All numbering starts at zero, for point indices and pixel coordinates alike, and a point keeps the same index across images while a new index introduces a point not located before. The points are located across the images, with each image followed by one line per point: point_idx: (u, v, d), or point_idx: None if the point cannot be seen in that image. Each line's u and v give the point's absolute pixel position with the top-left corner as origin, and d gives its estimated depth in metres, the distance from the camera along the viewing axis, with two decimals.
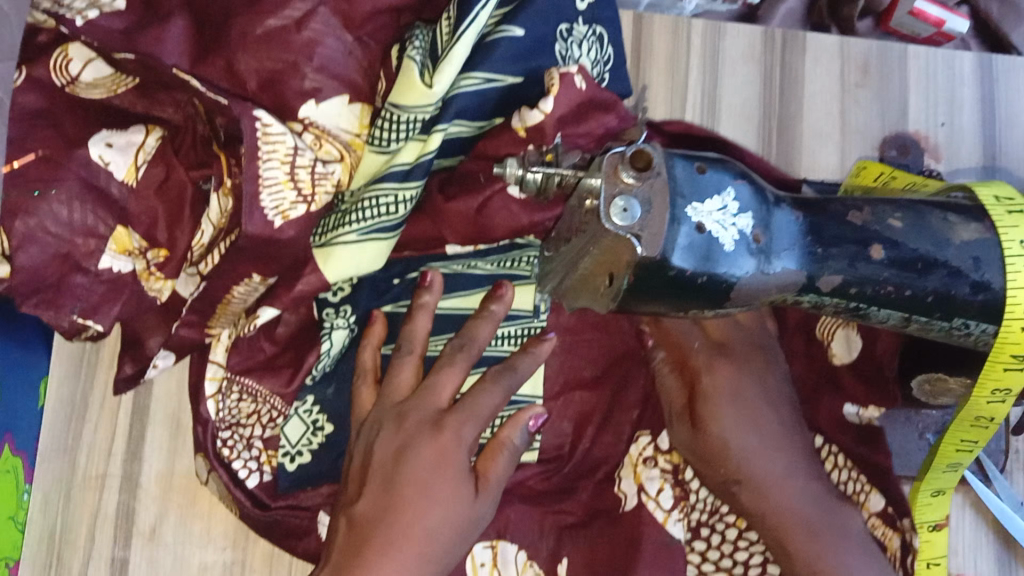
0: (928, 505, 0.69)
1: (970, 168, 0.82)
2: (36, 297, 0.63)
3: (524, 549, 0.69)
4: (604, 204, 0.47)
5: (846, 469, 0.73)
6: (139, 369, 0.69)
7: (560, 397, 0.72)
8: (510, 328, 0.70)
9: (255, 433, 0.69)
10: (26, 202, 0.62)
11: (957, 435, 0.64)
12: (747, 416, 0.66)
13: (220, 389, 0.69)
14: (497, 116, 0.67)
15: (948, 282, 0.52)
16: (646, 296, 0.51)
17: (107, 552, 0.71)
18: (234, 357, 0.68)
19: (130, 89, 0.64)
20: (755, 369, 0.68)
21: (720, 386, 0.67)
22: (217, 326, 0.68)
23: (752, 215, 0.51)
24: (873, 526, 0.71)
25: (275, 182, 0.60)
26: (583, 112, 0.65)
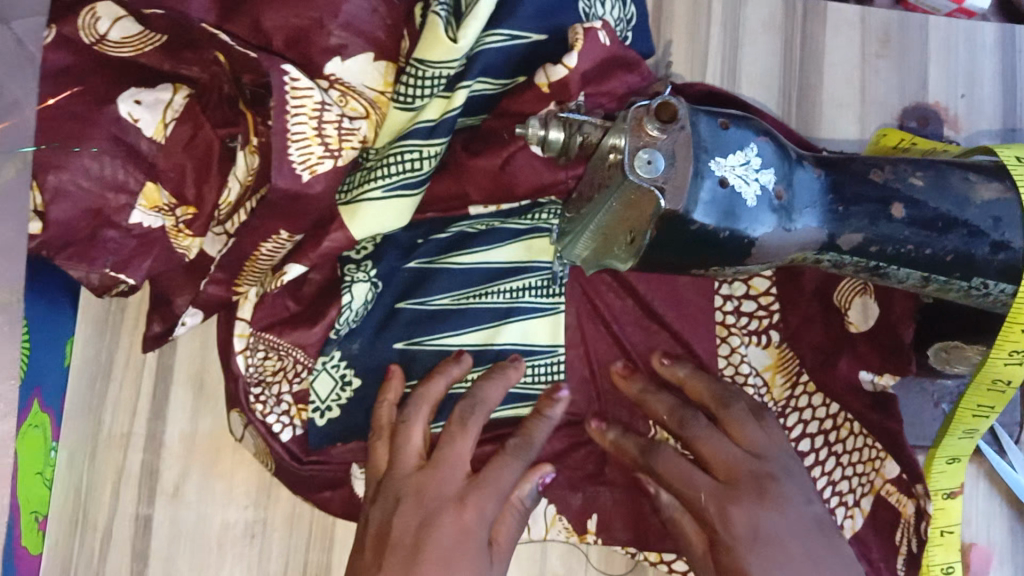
0: (943, 473, 0.73)
1: (990, 130, 0.82)
2: (67, 251, 0.65)
3: (552, 504, 0.73)
4: (628, 156, 0.47)
5: (862, 437, 0.74)
6: (168, 326, 0.71)
7: (576, 352, 0.74)
8: (531, 279, 0.73)
9: (283, 390, 0.70)
10: (60, 156, 0.63)
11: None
12: (782, 561, 0.59)
13: (248, 345, 0.70)
14: (520, 74, 0.68)
15: (968, 243, 0.52)
16: (669, 253, 0.52)
17: (132, 510, 0.72)
18: (260, 314, 0.70)
19: (156, 49, 0.64)
20: (788, 507, 0.62)
21: (740, 533, 0.60)
22: (244, 284, 0.69)
23: (774, 171, 0.51)
24: (889, 492, 0.73)
25: (302, 137, 0.61)
26: (606, 70, 0.67)
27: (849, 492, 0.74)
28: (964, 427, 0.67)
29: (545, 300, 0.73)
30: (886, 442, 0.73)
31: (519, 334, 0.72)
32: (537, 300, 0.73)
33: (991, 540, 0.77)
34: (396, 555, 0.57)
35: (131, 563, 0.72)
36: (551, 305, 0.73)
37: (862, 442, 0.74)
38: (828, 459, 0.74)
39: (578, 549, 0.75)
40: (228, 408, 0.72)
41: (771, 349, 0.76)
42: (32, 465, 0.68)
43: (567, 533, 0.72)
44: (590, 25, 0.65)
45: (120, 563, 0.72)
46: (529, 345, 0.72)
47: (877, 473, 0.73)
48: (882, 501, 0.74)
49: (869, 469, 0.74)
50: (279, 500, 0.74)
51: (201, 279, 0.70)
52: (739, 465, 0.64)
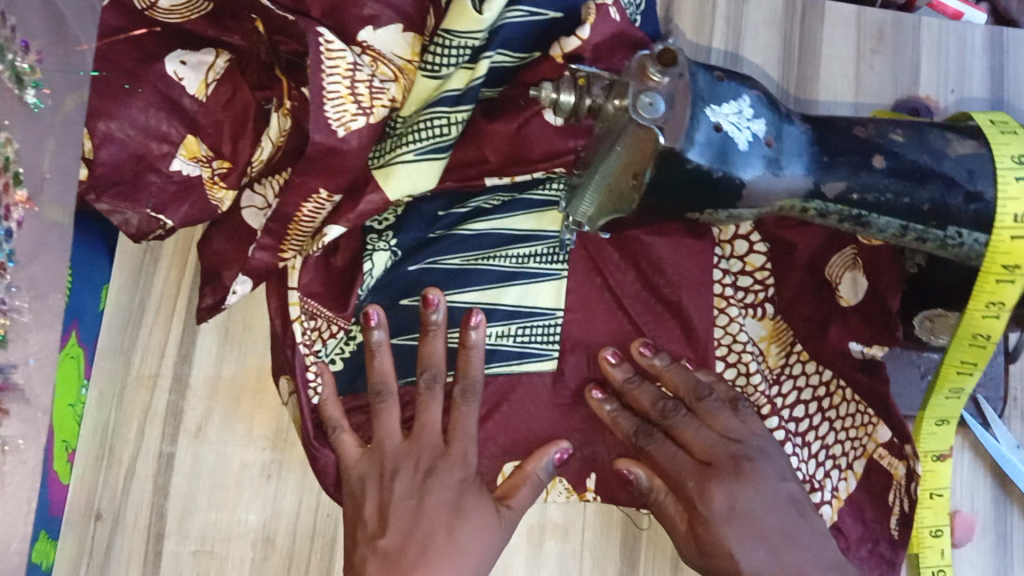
0: (932, 436, 0.77)
1: (979, 98, 0.88)
2: (113, 190, 0.71)
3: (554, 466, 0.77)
4: (632, 99, 0.52)
5: (854, 404, 0.79)
6: (219, 298, 0.76)
7: (579, 315, 0.78)
8: (540, 247, 0.78)
9: (315, 348, 0.76)
10: (112, 105, 0.69)
11: (958, 357, 0.68)
12: (741, 534, 0.68)
13: (301, 312, 0.74)
14: (537, 49, 0.74)
15: (944, 193, 0.57)
16: (670, 194, 0.57)
17: (155, 447, 0.77)
18: (305, 277, 0.74)
19: (202, 16, 0.71)
20: (762, 483, 0.70)
21: (718, 510, 0.68)
22: (289, 252, 0.73)
23: (765, 121, 0.56)
24: (880, 454, 0.78)
25: (337, 95, 0.66)
26: (615, 46, 0.72)
27: (841, 455, 0.79)
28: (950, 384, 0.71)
29: (552, 266, 0.78)
30: (877, 409, 0.78)
31: (526, 295, 0.77)
32: (543, 266, 0.78)
33: (974, 509, 0.81)
34: (402, 511, 0.71)
35: (152, 497, 0.76)
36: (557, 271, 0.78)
37: (851, 408, 0.79)
38: (821, 424, 0.79)
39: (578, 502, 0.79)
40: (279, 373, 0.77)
41: (766, 321, 0.81)
42: (66, 396, 0.73)
43: (567, 493, 0.77)
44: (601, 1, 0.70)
45: (142, 497, 0.76)
46: (534, 307, 0.77)
47: (870, 437, 0.78)
48: (876, 465, 0.78)
49: (861, 433, 0.79)
50: (295, 443, 0.78)
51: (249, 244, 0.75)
52: (714, 447, 0.71)
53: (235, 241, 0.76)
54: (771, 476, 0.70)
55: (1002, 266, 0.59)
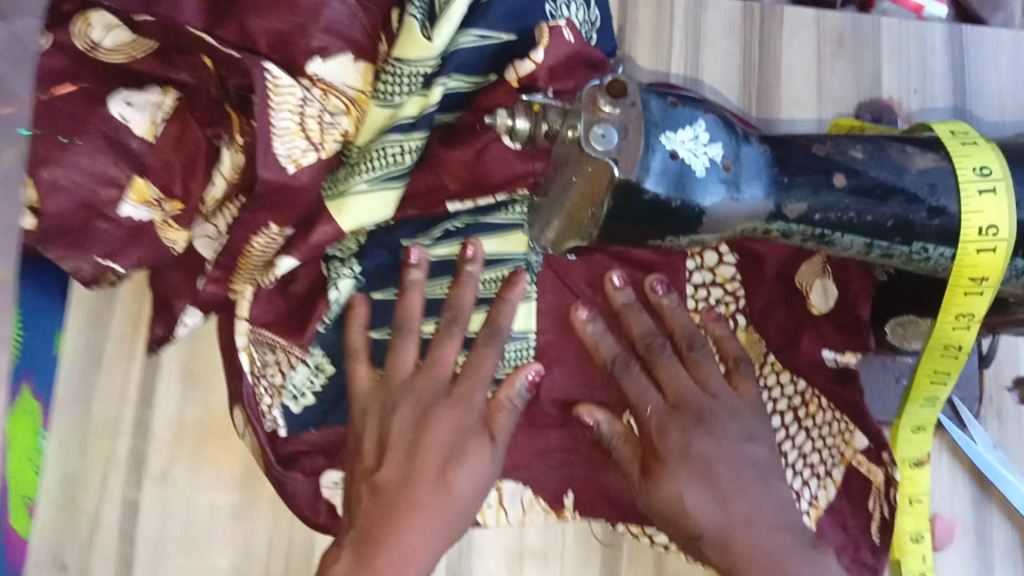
0: (909, 442, 0.75)
1: (941, 109, 0.87)
2: (64, 240, 0.69)
3: (530, 487, 0.75)
4: (583, 130, 0.51)
5: (828, 411, 0.77)
6: (170, 329, 0.74)
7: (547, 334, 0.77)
8: (506, 270, 0.77)
9: (274, 381, 0.73)
10: (58, 152, 0.67)
11: (930, 366, 0.67)
12: (697, 479, 0.66)
13: (251, 343, 0.72)
14: (492, 73, 0.72)
15: (906, 209, 0.56)
16: (627, 222, 0.55)
17: (119, 495, 0.75)
18: (257, 308, 0.72)
19: (148, 54, 0.68)
20: (721, 433, 0.68)
21: (674, 448, 0.67)
22: (240, 283, 0.71)
23: (722, 145, 0.55)
24: (860, 462, 0.76)
25: (286, 131, 0.65)
26: (571, 66, 0.71)
27: (819, 463, 0.77)
28: (925, 394, 0.70)
29: None
30: (852, 415, 0.76)
31: None
32: None
33: (955, 512, 0.80)
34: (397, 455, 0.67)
35: (119, 545, 0.74)
36: (521, 293, 0.76)
37: (829, 415, 0.77)
38: (798, 433, 0.77)
39: (556, 526, 0.77)
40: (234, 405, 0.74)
41: (739, 332, 0.79)
42: (24, 449, 0.70)
43: (546, 512, 0.75)
44: (555, 23, 0.70)
45: (108, 546, 0.74)
46: None
47: (848, 444, 0.76)
48: (855, 471, 0.76)
49: (838, 441, 0.77)
50: (263, 483, 0.76)
51: (200, 277, 0.72)
52: (687, 391, 0.70)
53: (187, 274, 0.74)
54: (737, 435, 0.68)
55: (970, 279, 0.59)
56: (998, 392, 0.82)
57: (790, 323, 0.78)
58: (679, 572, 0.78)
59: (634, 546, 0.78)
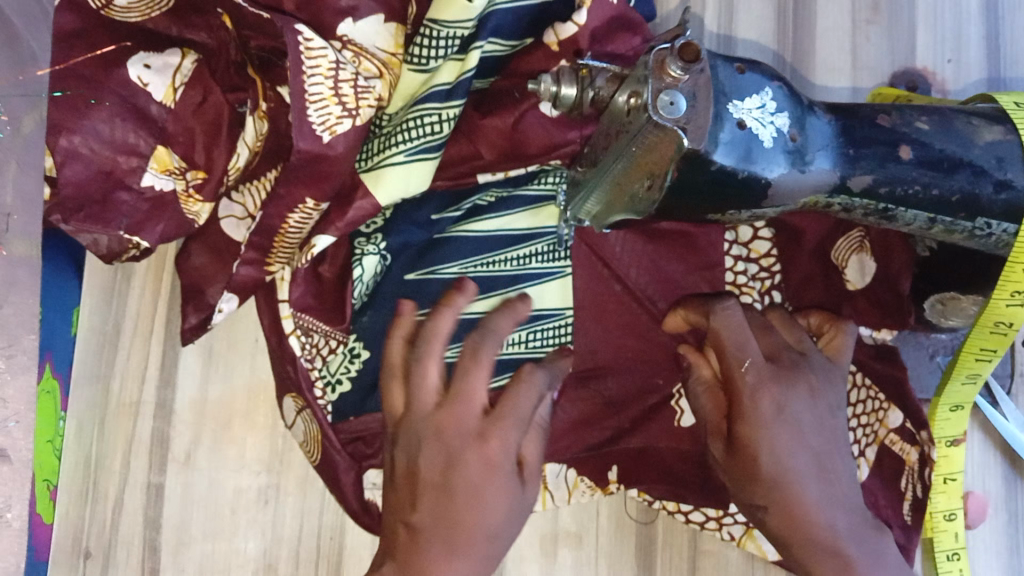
0: (946, 421, 0.75)
1: (977, 81, 0.85)
2: (82, 213, 0.64)
3: (574, 468, 0.74)
4: (650, 97, 0.49)
5: (864, 388, 0.77)
6: (203, 318, 0.69)
7: (588, 309, 0.76)
8: (537, 246, 0.75)
9: (315, 366, 0.71)
10: (73, 118, 0.64)
11: (978, 341, 0.67)
12: (789, 438, 0.56)
13: (296, 326, 0.70)
14: (529, 36, 0.70)
15: (972, 183, 0.54)
16: (688, 195, 0.53)
17: (143, 478, 0.73)
18: (297, 290, 0.70)
19: (163, 13, 0.66)
20: (820, 394, 0.59)
21: (765, 410, 0.57)
22: (275, 264, 0.68)
23: (789, 115, 0.53)
24: (892, 441, 0.75)
25: (320, 97, 0.62)
26: (611, 32, 0.69)
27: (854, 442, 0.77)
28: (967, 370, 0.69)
29: (552, 264, 0.75)
30: (888, 392, 0.75)
31: (530, 299, 0.75)
32: (543, 265, 0.75)
33: (987, 489, 0.80)
34: None
35: (143, 531, 0.72)
36: (558, 268, 0.75)
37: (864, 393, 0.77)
38: None
39: (590, 506, 0.77)
40: (283, 393, 0.72)
41: None
42: (44, 432, 0.68)
43: (592, 490, 0.74)
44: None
45: (132, 531, 0.72)
46: (543, 311, 0.75)
47: (881, 422, 0.76)
48: (888, 450, 0.76)
49: (873, 419, 0.77)
50: (292, 464, 0.74)
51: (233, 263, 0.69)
52: (780, 344, 0.60)
53: (216, 257, 0.70)
54: (829, 397, 0.59)
55: None
56: None
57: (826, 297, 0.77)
58: (712, 550, 0.77)
59: (668, 521, 0.77)
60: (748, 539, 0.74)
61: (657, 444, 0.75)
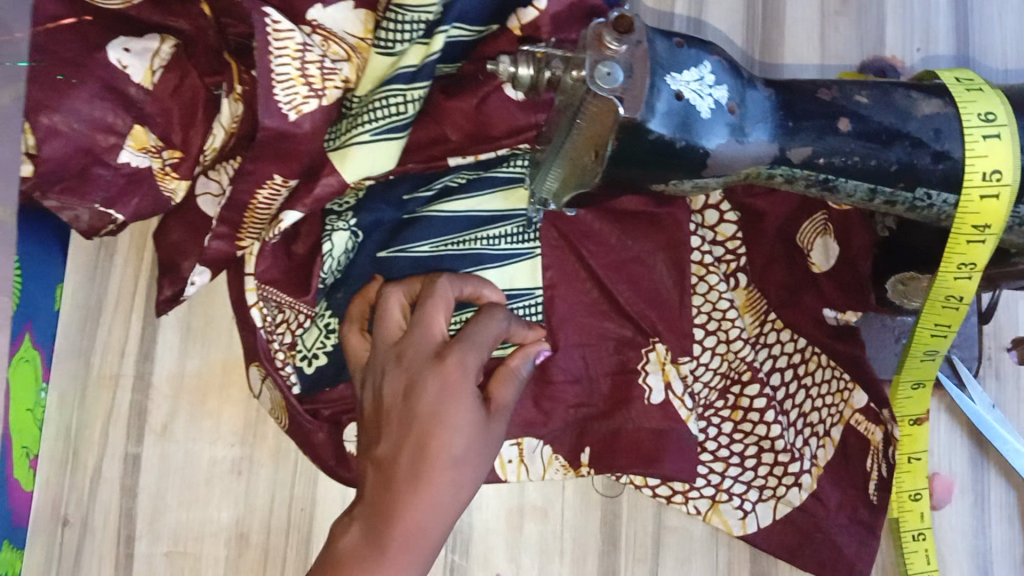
0: (909, 399, 0.76)
1: (946, 57, 0.88)
2: (59, 185, 0.69)
3: (548, 444, 0.76)
4: (589, 68, 0.51)
5: (829, 369, 0.79)
6: (178, 290, 0.74)
7: (557, 287, 0.77)
8: (508, 227, 0.77)
9: (282, 339, 0.74)
10: (53, 97, 0.66)
11: (931, 319, 0.69)
12: None
13: (260, 299, 0.73)
14: (494, 23, 0.72)
15: (910, 154, 0.56)
16: (631, 165, 0.55)
17: (121, 449, 0.75)
18: (263, 265, 0.73)
19: (144, 0, 0.69)
20: None
21: None
22: (246, 239, 0.72)
23: (727, 88, 0.55)
24: (857, 422, 0.78)
25: (287, 77, 0.64)
26: (575, 16, 0.71)
27: (819, 422, 0.79)
28: (925, 347, 0.71)
29: (521, 245, 0.77)
30: (852, 372, 0.78)
31: (499, 277, 0.76)
32: (513, 246, 0.77)
33: (953, 471, 0.81)
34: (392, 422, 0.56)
35: (120, 498, 0.74)
36: (527, 250, 0.77)
37: (828, 376, 0.79)
38: (797, 391, 0.79)
39: (556, 483, 0.78)
40: (249, 362, 0.75)
41: (740, 290, 0.80)
42: (23, 400, 0.70)
43: (564, 470, 0.76)
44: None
45: (110, 499, 0.74)
46: (511, 289, 0.77)
47: (846, 404, 0.79)
48: (853, 429, 0.78)
49: (837, 400, 0.79)
50: (265, 437, 0.76)
51: (206, 238, 0.73)
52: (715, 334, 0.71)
53: (190, 229, 0.75)
54: None
55: (972, 227, 0.59)
56: (997, 351, 0.83)
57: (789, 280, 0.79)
58: (677, 526, 0.79)
59: (633, 496, 0.79)
60: (714, 513, 0.77)
61: (633, 425, 0.76)
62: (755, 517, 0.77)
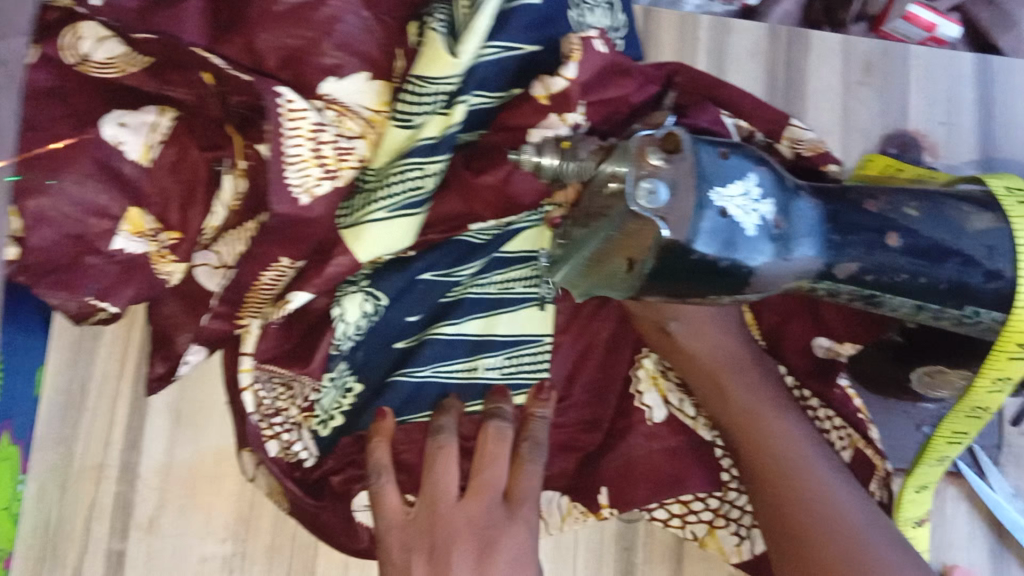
0: (913, 501, 0.71)
1: (968, 167, 0.83)
2: (51, 277, 0.65)
3: (565, 494, 0.74)
4: (629, 185, 0.48)
5: (829, 420, 0.73)
6: (172, 367, 0.70)
7: (569, 331, 0.74)
8: (517, 270, 0.72)
9: (287, 413, 0.69)
10: (42, 181, 0.62)
11: (950, 426, 0.66)
12: (761, 401, 0.68)
13: (255, 379, 0.68)
14: (516, 86, 0.66)
15: (962, 272, 0.53)
16: (668, 282, 0.51)
17: (103, 546, 0.71)
18: (263, 344, 0.67)
19: (144, 69, 0.64)
20: (739, 365, 0.69)
21: (705, 353, 0.69)
22: (246, 317, 0.67)
23: (774, 202, 0.51)
24: (863, 446, 0.71)
25: (299, 159, 0.61)
26: (607, 76, 0.65)
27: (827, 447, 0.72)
28: (936, 453, 0.68)
29: (531, 290, 0.72)
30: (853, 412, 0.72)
31: (512, 325, 0.72)
32: (525, 291, 0.72)
33: (972, 564, 0.78)
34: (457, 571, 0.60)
35: None
36: (536, 296, 0.72)
37: (837, 422, 0.72)
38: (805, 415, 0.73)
39: (566, 551, 0.76)
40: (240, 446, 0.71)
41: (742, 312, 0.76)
42: None
43: (584, 514, 0.73)
44: (585, 35, 0.62)
45: None
46: (524, 335, 0.72)
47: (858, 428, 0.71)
48: (861, 456, 0.71)
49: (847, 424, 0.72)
50: (259, 531, 0.73)
51: (204, 314, 0.69)
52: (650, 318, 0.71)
53: (190, 307, 0.70)
54: (750, 373, 0.69)
55: (1016, 346, 0.56)
56: (1019, 440, 0.80)
57: (805, 340, 0.74)
58: None
59: None
60: (711, 540, 0.72)
61: (641, 450, 0.72)
62: (751, 545, 0.72)
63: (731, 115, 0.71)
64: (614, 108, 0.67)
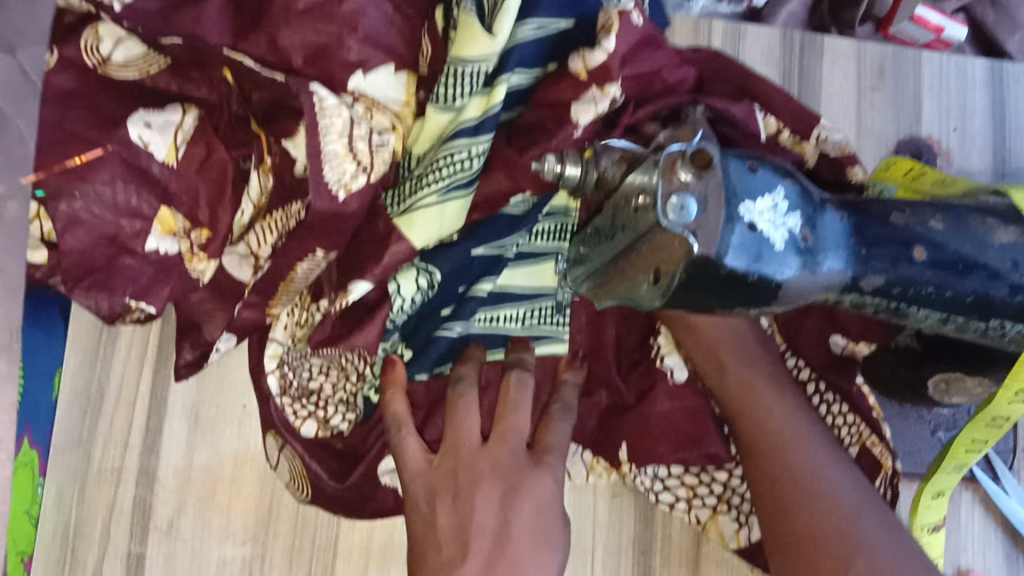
0: (928, 509, 0.71)
1: (980, 174, 0.84)
2: (86, 280, 0.65)
3: (588, 448, 0.74)
4: (660, 203, 0.47)
5: (842, 416, 0.73)
6: (200, 354, 0.69)
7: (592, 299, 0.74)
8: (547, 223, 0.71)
9: (327, 389, 0.69)
10: (74, 181, 0.62)
11: (970, 435, 0.66)
12: (760, 379, 0.68)
13: (280, 365, 0.68)
14: (552, 62, 0.65)
15: (988, 286, 0.53)
16: (692, 294, 0.50)
17: (123, 547, 0.71)
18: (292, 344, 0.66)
19: (162, 69, 0.64)
20: (738, 341, 0.69)
21: (703, 329, 0.69)
22: (278, 307, 0.66)
23: (800, 214, 0.51)
24: (875, 446, 0.71)
25: (335, 156, 0.60)
26: (634, 50, 0.65)
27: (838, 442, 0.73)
28: (955, 461, 0.68)
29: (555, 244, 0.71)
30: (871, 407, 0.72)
31: (528, 278, 0.71)
32: (547, 244, 0.71)
33: (986, 566, 0.79)
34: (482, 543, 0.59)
35: None
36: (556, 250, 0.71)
37: (850, 418, 0.73)
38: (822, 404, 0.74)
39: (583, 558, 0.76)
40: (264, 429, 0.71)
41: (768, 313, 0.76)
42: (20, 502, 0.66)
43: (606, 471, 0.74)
44: (623, 7, 0.62)
45: None
46: (543, 290, 0.71)
47: (868, 422, 0.72)
48: (866, 452, 0.72)
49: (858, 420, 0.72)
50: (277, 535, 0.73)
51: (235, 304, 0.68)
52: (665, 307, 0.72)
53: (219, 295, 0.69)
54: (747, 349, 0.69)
55: None
56: None
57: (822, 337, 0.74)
58: None
59: None
60: (713, 525, 0.73)
61: (655, 414, 0.72)
62: (749, 531, 0.72)
63: (762, 109, 0.71)
64: (647, 81, 0.67)
